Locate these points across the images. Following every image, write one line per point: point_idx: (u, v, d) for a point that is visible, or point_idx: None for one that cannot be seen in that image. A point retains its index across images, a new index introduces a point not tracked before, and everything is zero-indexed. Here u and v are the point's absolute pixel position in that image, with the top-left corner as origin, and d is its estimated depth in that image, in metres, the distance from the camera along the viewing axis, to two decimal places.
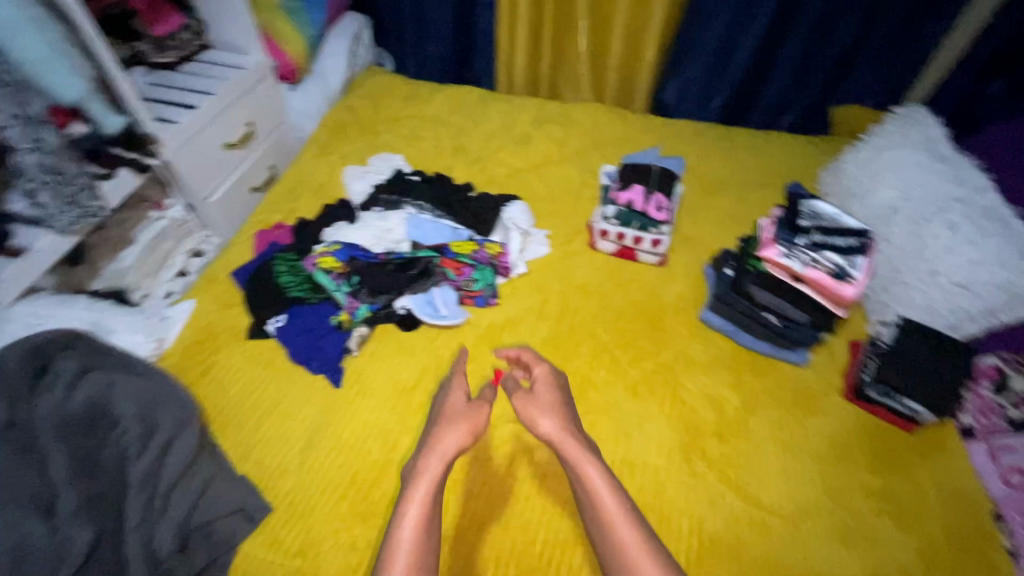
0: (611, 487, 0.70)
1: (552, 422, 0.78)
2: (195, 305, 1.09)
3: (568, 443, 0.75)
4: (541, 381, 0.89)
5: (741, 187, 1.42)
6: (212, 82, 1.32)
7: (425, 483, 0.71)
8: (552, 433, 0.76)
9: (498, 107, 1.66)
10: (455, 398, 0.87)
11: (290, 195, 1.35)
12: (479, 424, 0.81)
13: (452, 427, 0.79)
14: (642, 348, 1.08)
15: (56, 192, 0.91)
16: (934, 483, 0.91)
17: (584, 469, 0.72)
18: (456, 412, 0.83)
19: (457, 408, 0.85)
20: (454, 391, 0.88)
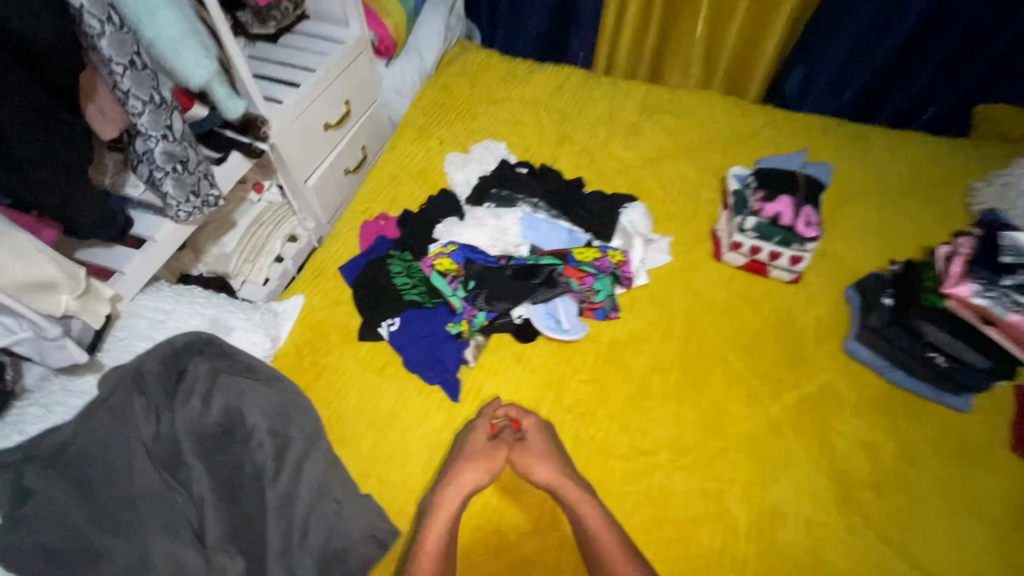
0: (607, 525, 0.79)
1: (547, 468, 0.83)
2: (304, 302, 1.04)
3: (570, 490, 0.82)
4: (533, 432, 0.89)
5: (881, 196, 1.27)
6: (315, 58, 1.23)
7: (439, 526, 0.77)
8: (551, 480, 0.83)
9: (603, 90, 1.53)
10: (477, 436, 0.87)
11: (389, 182, 1.27)
12: (492, 464, 0.85)
13: (467, 466, 0.83)
14: (781, 380, 0.99)
15: (181, 181, 0.85)
16: None
17: (581, 512, 0.80)
18: (473, 450, 0.85)
19: (480, 445, 0.86)
20: (476, 428, 0.89)
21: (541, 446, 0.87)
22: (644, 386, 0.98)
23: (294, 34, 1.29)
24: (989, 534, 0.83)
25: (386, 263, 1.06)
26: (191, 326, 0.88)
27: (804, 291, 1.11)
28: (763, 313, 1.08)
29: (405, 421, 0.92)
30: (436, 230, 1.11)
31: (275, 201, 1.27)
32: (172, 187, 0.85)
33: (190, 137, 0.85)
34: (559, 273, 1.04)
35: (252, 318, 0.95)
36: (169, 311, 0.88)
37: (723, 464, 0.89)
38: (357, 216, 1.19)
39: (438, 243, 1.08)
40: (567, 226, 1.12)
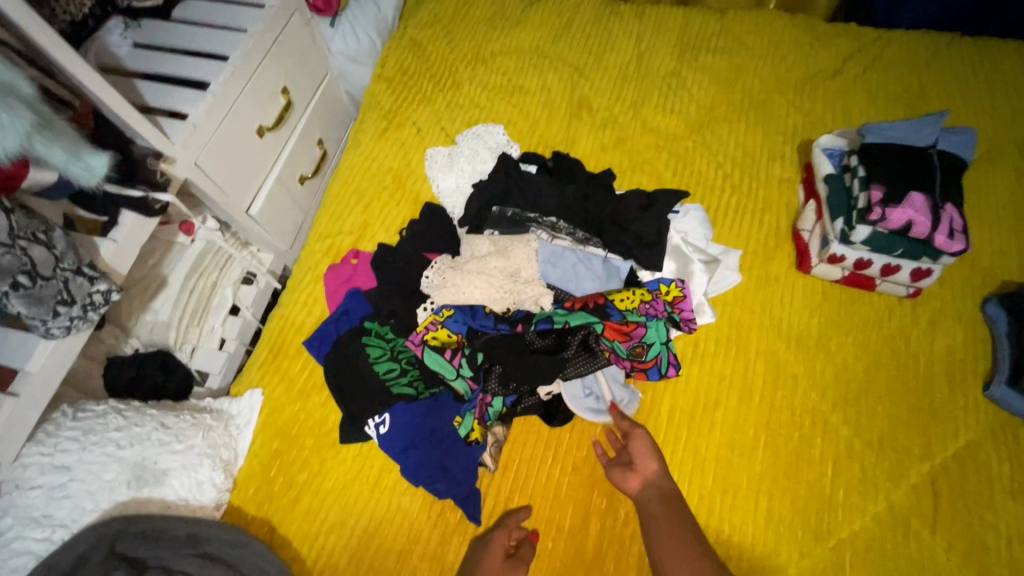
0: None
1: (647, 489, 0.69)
2: (265, 396, 0.80)
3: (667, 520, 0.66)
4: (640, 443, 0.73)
5: (1022, 151, 0.93)
6: (226, 36, 0.88)
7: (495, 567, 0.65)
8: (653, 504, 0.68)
9: (625, 24, 1.13)
10: (490, 556, 0.66)
11: (354, 199, 0.95)
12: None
13: None
14: (905, 448, 0.74)
15: (36, 296, 0.58)
16: None
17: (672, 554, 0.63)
18: (487, 572, 0.65)
19: (493, 574, 0.65)
20: (492, 542, 0.67)
21: (651, 465, 0.71)
22: (722, 476, 0.74)
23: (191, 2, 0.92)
24: None
25: (360, 341, 0.80)
26: (106, 483, 0.64)
27: (926, 310, 0.82)
28: (871, 347, 0.80)
29: (415, 558, 0.70)
30: (424, 282, 0.81)
31: (213, 239, 0.96)
32: (23, 306, 0.57)
33: (27, 227, 0.56)
34: (598, 335, 0.78)
35: (194, 448, 0.70)
36: (71, 466, 0.64)
37: None
38: (318, 256, 0.90)
39: (428, 305, 0.81)
40: (601, 255, 0.85)
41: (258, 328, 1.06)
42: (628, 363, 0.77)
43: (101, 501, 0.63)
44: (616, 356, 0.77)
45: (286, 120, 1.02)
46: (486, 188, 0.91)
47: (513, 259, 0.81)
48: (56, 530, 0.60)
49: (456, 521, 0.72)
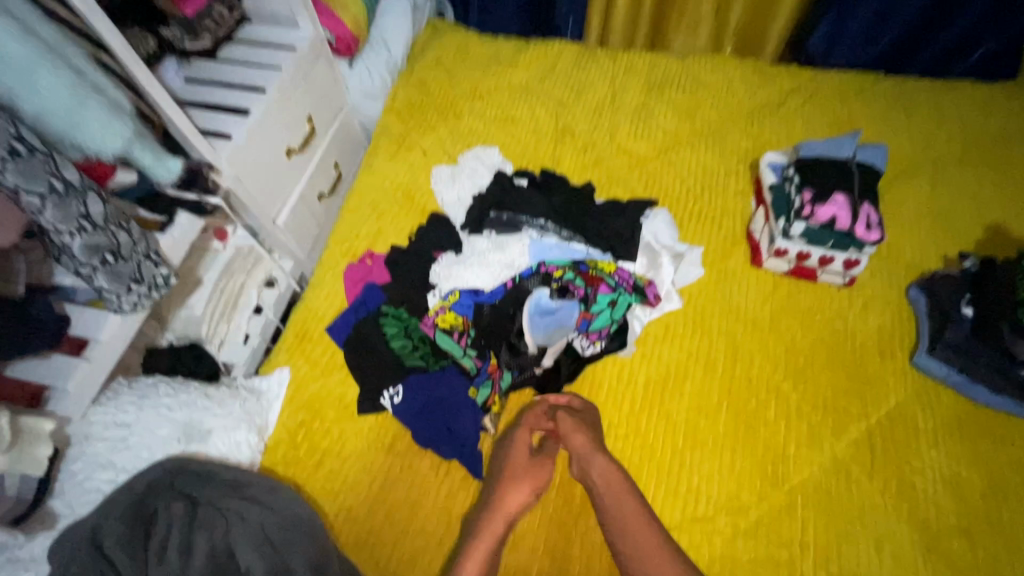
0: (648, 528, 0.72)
1: (588, 445, 0.78)
2: (292, 374, 0.90)
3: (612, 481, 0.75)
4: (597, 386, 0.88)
5: (936, 167, 1.11)
6: (264, 73, 1.04)
7: (517, 459, 0.80)
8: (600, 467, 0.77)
9: (602, 65, 1.32)
10: (516, 450, 0.82)
11: (369, 210, 1.09)
12: (540, 485, 0.78)
13: (517, 479, 0.77)
14: (846, 410, 0.86)
15: (117, 272, 0.69)
16: None
17: (619, 501, 0.74)
18: (513, 464, 0.80)
19: (520, 463, 0.80)
20: (516, 440, 0.83)
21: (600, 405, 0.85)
22: (690, 436, 0.85)
23: (233, 45, 1.09)
24: None
25: (378, 322, 0.92)
26: (160, 438, 0.74)
27: (860, 296, 0.96)
28: (814, 327, 0.94)
29: (425, 510, 0.80)
30: (433, 273, 0.98)
31: (244, 245, 1.09)
32: (106, 281, 0.69)
33: (116, 215, 0.69)
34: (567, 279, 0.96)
35: (233, 413, 0.81)
36: (130, 423, 0.74)
37: (791, 524, 0.78)
38: (337, 257, 1.03)
39: (436, 292, 0.96)
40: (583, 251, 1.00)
41: (278, 327, 1.18)
42: (580, 293, 0.95)
43: (156, 452, 0.73)
44: (574, 285, 0.95)
45: (310, 144, 1.17)
46: (484, 199, 1.06)
47: (506, 256, 0.99)
48: (119, 474, 0.70)
49: (461, 477, 0.83)
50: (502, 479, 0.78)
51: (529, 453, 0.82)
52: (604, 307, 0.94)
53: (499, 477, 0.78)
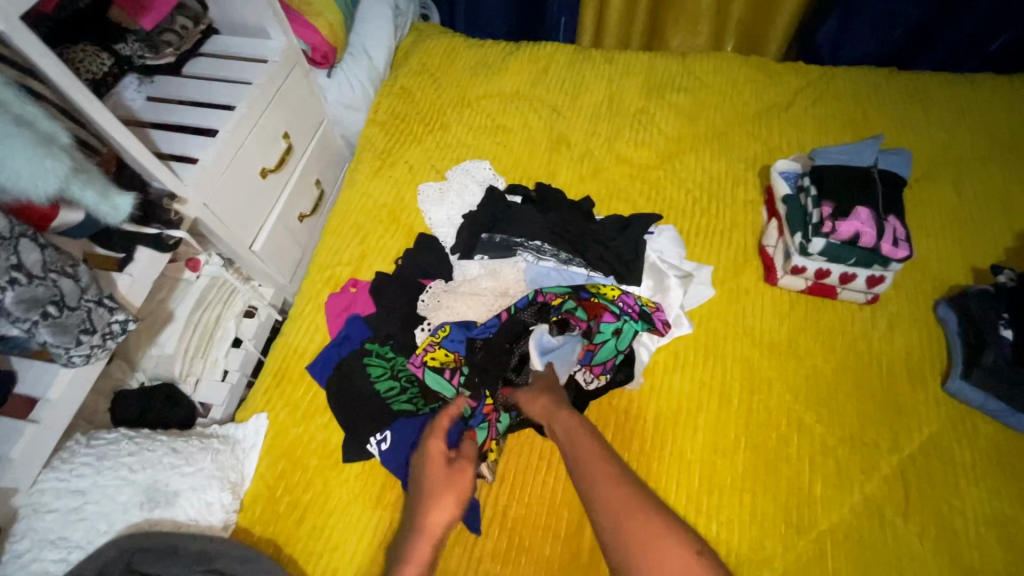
0: (628, 501, 0.60)
1: (566, 420, 0.71)
2: (270, 419, 0.83)
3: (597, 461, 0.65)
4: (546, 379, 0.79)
5: (960, 170, 1.03)
6: (234, 89, 0.96)
7: (432, 473, 0.68)
8: (578, 448, 0.67)
9: (597, 67, 1.25)
10: (431, 462, 0.69)
11: (352, 233, 1.02)
12: (460, 495, 0.66)
13: (434, 497, 0.66)
14: (875, 443, 0.79)
15: (62, 324, 0.62)
16: None
17: (595, 476, 0.63)
18: (429, 482, 0.68)
19: (437, 479, 0.68)
20: (429, 450, 0.70)
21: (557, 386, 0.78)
22: (707, 476, 0.78)
23: (200, 59, 1.01)
24: None
25: (363, 361, 0.85)
26: (119, 505, 0.67)
27: (884, 314, 0.89)
28: (835, 349, 0.87)
29: None
30: (420, 305, 0.89)
31: (218, 274, 1.02)
32: (51, 335, 0.61)
33: (59, 261, 0.61)
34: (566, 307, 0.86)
35: (203, 471, 0.73)
36: (86, 490, 0.67)
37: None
38: (318, 286, 0.96)
39: (425, 326, 0.88)
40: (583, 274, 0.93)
41: (259, 359, 1.10)
42: (581, 325, 0.85)
43: (115, 522, 0.66)
44: (575, 317, 0.85)
45: (287, 163, 1.09)
46: (475, 219, 0.98)
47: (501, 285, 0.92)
48: (72, 551, 0.63)
49: (457, 532, 0.75)
50: (418, 503, 0.66)
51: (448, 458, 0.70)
52: (608, 337, 0.85)
53: (417, 502, 0.67)
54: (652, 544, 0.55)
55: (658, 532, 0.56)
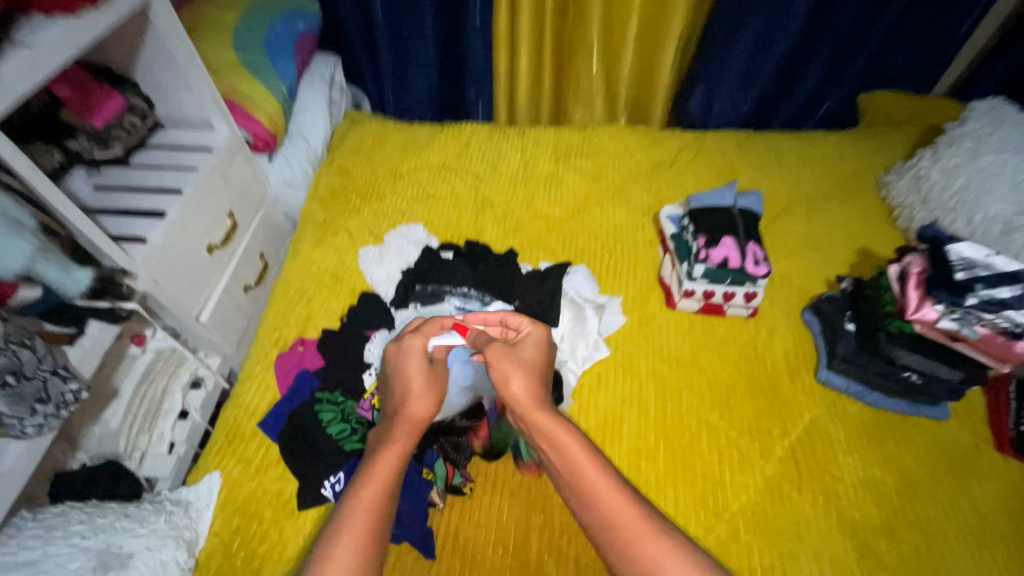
0: (626, 503, 0.62)
1: (563, 433, 0.68)
2: (223, 478, 0.86)
3: (598, 476, 0.64)
4: (529, 342, 0.82)
5: (809, 205, 1.27)
6: (180, 175, 1.06)
7: (416, 380, 0.76)
8: (574, 455, 0.66)
9: (512, 141, 1.45)
10: (412, 368, 0.77)
11: (298, 297, 1.10)
12: (438, 397, 0.75)
13: (419, 395, 0.74)
14: (770, 432, 0.93)
15: (19, 396, 0.65)
16: None
17: (593, 486, 0.63)
18: (411, 384, 0.75)
19: (419, 382, 0.75)
20: (413, 358, 0.78)
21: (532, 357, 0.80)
22: (635, 479, 0.88)
23: (147, 151, 1.10)
24: (984, 554, 0.80)
25: (314, 408, 0.91)
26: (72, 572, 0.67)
27: (764, 323, 1.07)
28: (730, 357, 1.02)
29: None
30: (366, 352, 0.98)
31: (165, 347, 1.08)
32: (6, 406, 0.65)
33: (14, 334, 0.66)
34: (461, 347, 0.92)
35: (157, 531, 0.75)
36: (35, 560, 0.66)
37: (740, 552, 0.80)
38: (267, 347, 1.02)
39: (372, 371, 0.97)
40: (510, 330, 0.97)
41: (206, 429, 1.11)
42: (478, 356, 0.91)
43: None
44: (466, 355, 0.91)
45: (232, 239, 1.17)
46: (413, 274, 1.09)
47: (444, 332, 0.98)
48: None
49: (412, 561, 0.79)
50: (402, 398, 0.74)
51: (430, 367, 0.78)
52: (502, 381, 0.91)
53: (397, 401, 0.75)
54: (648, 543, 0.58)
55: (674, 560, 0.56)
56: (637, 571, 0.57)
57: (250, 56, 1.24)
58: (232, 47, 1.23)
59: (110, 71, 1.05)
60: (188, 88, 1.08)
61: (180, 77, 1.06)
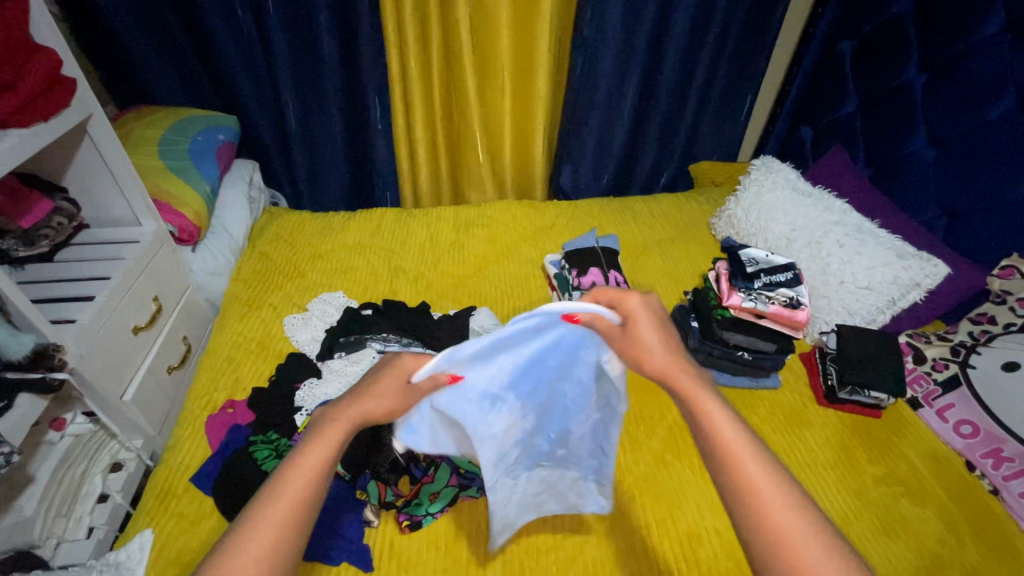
0: (777, 483, 0.56)
1: (711, 409, 0.62)
2: (155, 534, 0.88)
3: (799, 529, 0.53)
4: (640, 315, 0.71)
5: (661, 246, 1.60)
6: (109, 264, 1.15)
7: (390, 379, 0.69)
8: (732, 442, 0.59)
9: (418, 220, 1.68)
10: (388, 376, 0.69)
11: (227, 365, 1.18)
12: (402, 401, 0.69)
13: (381, 387, 0.68)
14: (650, 417, 1.12)
15: None
16: (914, 482, 1.01)
17: (740, 459, 0.58)
18: (379, 383, 0.68)
19: (389, 387, 0.68)
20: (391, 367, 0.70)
21: (650, 335, 0.69)
22: None
23: (72, 248, 1.20)
24: (823, 479, 1.01)
25: (248, 451, 0.96)
26: None
27: None
28: None
29: None
30: (297, 395, 1.06)
31: (84, 432, 1.07)
32: None
33: None
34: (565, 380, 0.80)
35: None
36: None
37: (636, 511, 0.96)
38: (197, 412, 1.08)
39: (303, 412, 1.04)
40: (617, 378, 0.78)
41: (128, 511, 1.11)
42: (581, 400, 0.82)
43: None
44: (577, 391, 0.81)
45: (156, 322, 1.25)
46: (337, 330, 1.23)
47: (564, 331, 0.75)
48: None
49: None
50: (362, 390, 0.68)
51: (404, 382, 0.70)
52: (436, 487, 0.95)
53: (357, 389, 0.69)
54: (790, 523, 0.53)
55: (814, 542, 0.52)
56: (771, 550, 0.53)
57: (176, 162, 1.41)
58: (157, 156, 1.40)
59: (40, 179, 1.16)
60: (117, 189, 1.21)
61: (108, 181, 1.19)
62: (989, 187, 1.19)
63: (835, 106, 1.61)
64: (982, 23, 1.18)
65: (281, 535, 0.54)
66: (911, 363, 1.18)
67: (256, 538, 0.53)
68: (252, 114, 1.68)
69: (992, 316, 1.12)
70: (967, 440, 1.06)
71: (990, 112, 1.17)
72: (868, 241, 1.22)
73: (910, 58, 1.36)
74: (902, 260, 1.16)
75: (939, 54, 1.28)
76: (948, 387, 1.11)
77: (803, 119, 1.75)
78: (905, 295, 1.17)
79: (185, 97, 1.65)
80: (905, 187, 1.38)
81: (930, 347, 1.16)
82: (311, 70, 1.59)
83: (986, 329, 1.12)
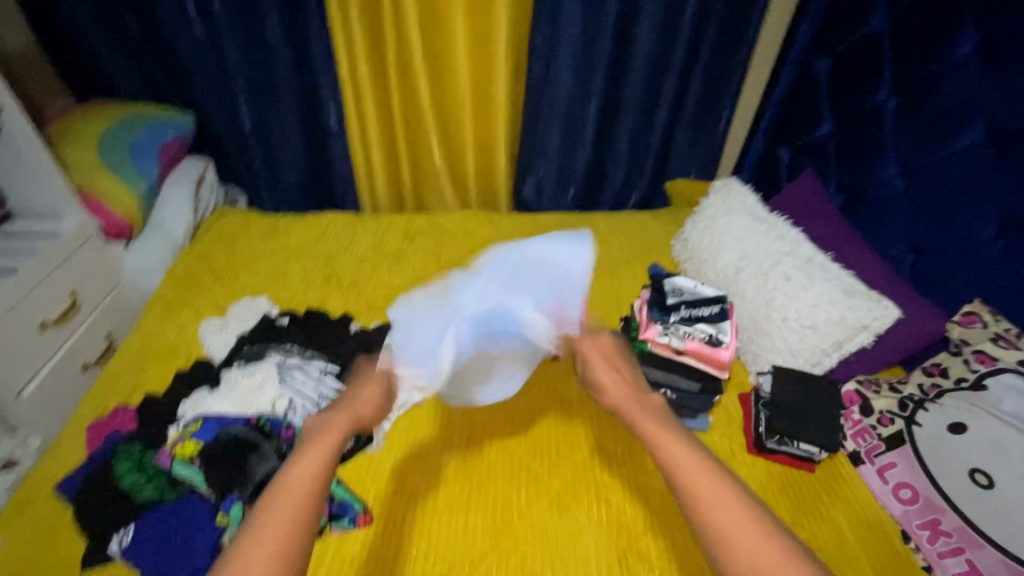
0: (732, 499, 0.64)
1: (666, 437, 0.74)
2: (4, 543, 0.86)
3: (742, 534, 0.61)
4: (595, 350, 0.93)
5: (613, 267, 1.50)
6: (19, 258, 1.15)
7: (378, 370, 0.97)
8: (678, 460, 0.70)
9: (365, 226, 1.62)
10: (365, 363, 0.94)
11: (130, 368, 1.16)
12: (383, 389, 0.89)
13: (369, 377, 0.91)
14: (559, 453, 1.04)
15: None
16: (836, 549, 0.91)
17: (693, 478, 0.68)
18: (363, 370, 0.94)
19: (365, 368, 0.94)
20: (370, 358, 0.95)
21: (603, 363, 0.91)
22: (432, 507, 0.95)
23: None
24: None
25: (109, 462, 0.93)
26: None
27: (564, 363, 1.22)
28: (534, 392, 1.15)
29: None
30: (180, 408, 1.02)
31: None
32: None
33: None
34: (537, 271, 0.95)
35: None
36: None
37: (514, 560, 0.88)
38: (85, 415, 1.06)
39: (178, 424, 0.99)
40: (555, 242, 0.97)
41: None
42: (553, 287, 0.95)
43: None
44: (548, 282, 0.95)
45: (70, 320, 1.24)
46: (247, 337, 1.18)
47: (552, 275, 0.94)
48: None
49: None
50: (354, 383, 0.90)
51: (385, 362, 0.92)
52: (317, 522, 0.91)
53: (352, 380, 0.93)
54: (753, 538, 0.60)
55: (769, 554, 0.59)
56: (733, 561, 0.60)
57: (114, 158, 1.40)
58: (95, 151, 1.39)
59: None
60: (39, 183, 1.20)
61: (31, 174, 1.19)
62: (954, 224, 1.07)
63: (810, 126, 1.49)
64: (954, 43, 1.07)
65: (289, 534, 0.58)
66: (858, 415, 1.05)
67: (265, 537, 0.57)
68: (208, 111, 1.66)
69: (945, 368, 1.00)
70: (905, 506, 0.94)
71: (956, 141, 1.06)
72: (816, 276, 1.12)
73: (883, 78, 1.24)
74: (848, 298, 1.06)
75: (911, 73, 1.16)
76: (893, 445, 0.98)
77: (779, 139, 1.63)
78: (851, 337, 1.06)
79: (143, 90, 1.64)
80: (871, 219, 1.26)
81: (879, 398, 1.03)
82: (263, 69, 1.57)
83: (937, 383, 0.99)
